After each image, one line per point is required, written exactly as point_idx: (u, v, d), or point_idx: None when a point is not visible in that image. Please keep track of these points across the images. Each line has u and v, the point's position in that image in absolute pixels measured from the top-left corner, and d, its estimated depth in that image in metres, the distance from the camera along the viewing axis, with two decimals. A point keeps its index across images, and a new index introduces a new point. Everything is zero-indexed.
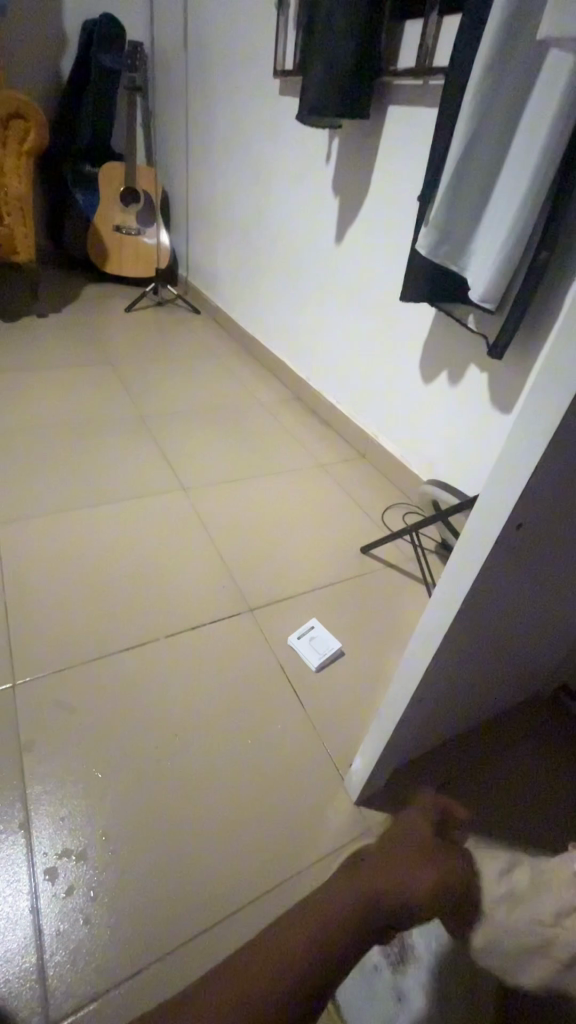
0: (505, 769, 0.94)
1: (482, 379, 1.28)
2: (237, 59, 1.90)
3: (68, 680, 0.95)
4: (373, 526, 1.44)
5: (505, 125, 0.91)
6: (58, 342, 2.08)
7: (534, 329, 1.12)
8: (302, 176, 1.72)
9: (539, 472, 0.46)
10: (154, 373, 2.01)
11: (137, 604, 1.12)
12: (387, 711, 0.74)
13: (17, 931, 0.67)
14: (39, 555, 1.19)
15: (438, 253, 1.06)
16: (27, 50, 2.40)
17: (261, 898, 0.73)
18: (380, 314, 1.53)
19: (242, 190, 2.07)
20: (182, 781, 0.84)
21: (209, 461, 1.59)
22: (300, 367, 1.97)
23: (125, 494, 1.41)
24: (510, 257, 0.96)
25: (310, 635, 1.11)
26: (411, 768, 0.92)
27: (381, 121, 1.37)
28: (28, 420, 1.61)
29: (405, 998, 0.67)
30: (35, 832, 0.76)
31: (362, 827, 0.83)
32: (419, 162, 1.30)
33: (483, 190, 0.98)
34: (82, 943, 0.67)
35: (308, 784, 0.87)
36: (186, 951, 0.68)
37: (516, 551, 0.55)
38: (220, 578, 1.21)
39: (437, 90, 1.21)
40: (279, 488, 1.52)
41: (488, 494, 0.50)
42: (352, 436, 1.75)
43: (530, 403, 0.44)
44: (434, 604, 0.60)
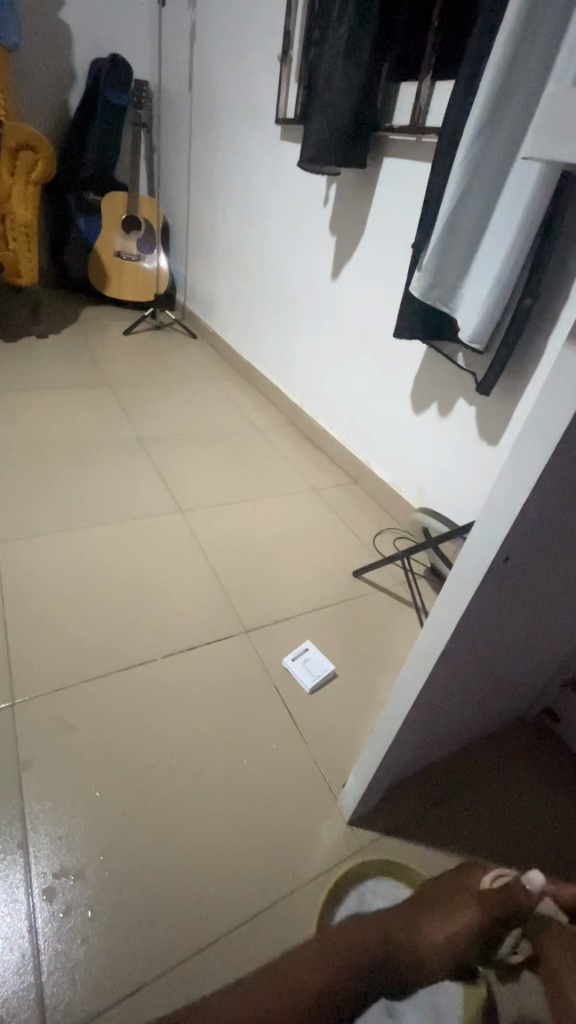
0: (490, 790, 0.97)
1: (470, 412, 1.34)
2: (240, 103, 2.00)
3: (67, 699, 0.97)
4: (365, 550, 1.49)
5: (493, 184, 0.99)
6: (58, 362, 2.12)
7: (519, 368, 1.19)
8: (301, 215, 1.81)
9: (525, 512, 0.51)
10: (152, 395, 2.05)
11: (135, 623, 1.14)
12: (380, 733, 0.77)
13: (14, 950, 0.67)
14: (37, 573, 1.21)
15: (430, 296, 1.13)
16: (36, 84, 2.49)
17: (255, 918, 0.75)
18: (374, 347, 1.60)
19: (242, 223, 2.15)
20: (180, 800, 0.86)
21: (206, 484, 1.63)
22: (294, 392, 2.04)
23: (123, 515, 1.43)
24: (497, 303, 1.04)
25: (304, 657, 1.13)
26: (401, 789, 0.94)
27: (377, 170, 1.47)
28: (29, 439, 1.64)
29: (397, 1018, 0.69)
30: (33, 851, 0.77)
31: (354, 847, 0.85)
32: (412, 209, 1.39)
33: (472, 240, 1.06)
34: (80, 962, 0.68)
35: (301, 802, 0.89)
36: (184, 970, 0.69)
37: (506, 582, 0.59)
38: (216, 599, 1.24)
39: (429, 145, 1.31)
40: (274, 511, 1.56)
41: (479, 527, 0.55)
42: (345, 462, 1.81)
43: (517, 451, 0.49)
44: (428, 629, 0.64)
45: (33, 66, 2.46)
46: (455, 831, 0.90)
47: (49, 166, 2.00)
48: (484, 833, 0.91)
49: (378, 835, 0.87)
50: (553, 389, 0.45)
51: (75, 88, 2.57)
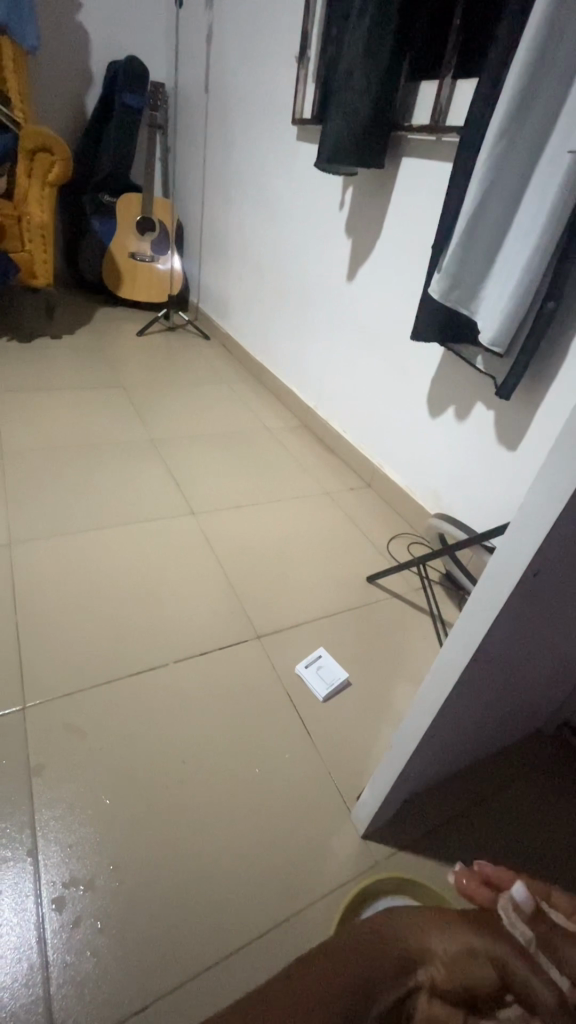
0: (511, 804, 0.95)
1: (489, 415, 1.32)
2: (257, 103, 1.98)
3: (78, 704, 0.96)
4: (379, 555, 1.47)
5: (517, 184, 0.97)
6: (72, 364, 2.13)
7: (540, 372, 1.17)
8: (316, 217, 1.79)
9: (555, 527, 0.49)
10: (165, 396, 2.05)
11: (146, 627, 1.13)
12: (397, 747, 0.75)
13: (22, 962, 0.66)
14: (49, 575, 1.20)
15: (449, 298, 1.10)
16: (53, 87, 2.51)
17: (267, 933, 0.73)
18: (389, 349, 1.58)
19: (257, 225, 2.14)
20: (189, 812, 0.84)
21: (219, 486, 1.62)
22: (308, 395, 2.02)
23: (136, 517, 1.43)
24: (519, 305, 1.01)
25: (317, 664, 1.12)
26: (416, 802, 0.92)
27: (395, 171, 1.45)
28: (42, 440, 1.64)
29: None
30: (43, 858, 0.76)
31: (368, 861, 0.83)
32: (431, 211, 1.37)
33: (495, 241, 1.03)
34: (89, 975, 0.67)
35: (314, 814, 0.87)
36: (196, 986, 0.68)
37: (533, 597, 0.57)
38: (228, 603, 1.23)
39: (450, 145, 1.29)
40: (286, 515, 1.55)
41: (507, 539, 0.53)
42: (359, 466, 1.79)
43: (549, 463, 0.48)
44: (452, 643, 0.62)
45: (51, 69, 2.48)
46: (475, 847, 0.88)
47: (66, 167, 1.98)
48: (505, 849, 0.88)
49: (393, 850, 0.85)
50: None
51: (92, 90, 2.58)
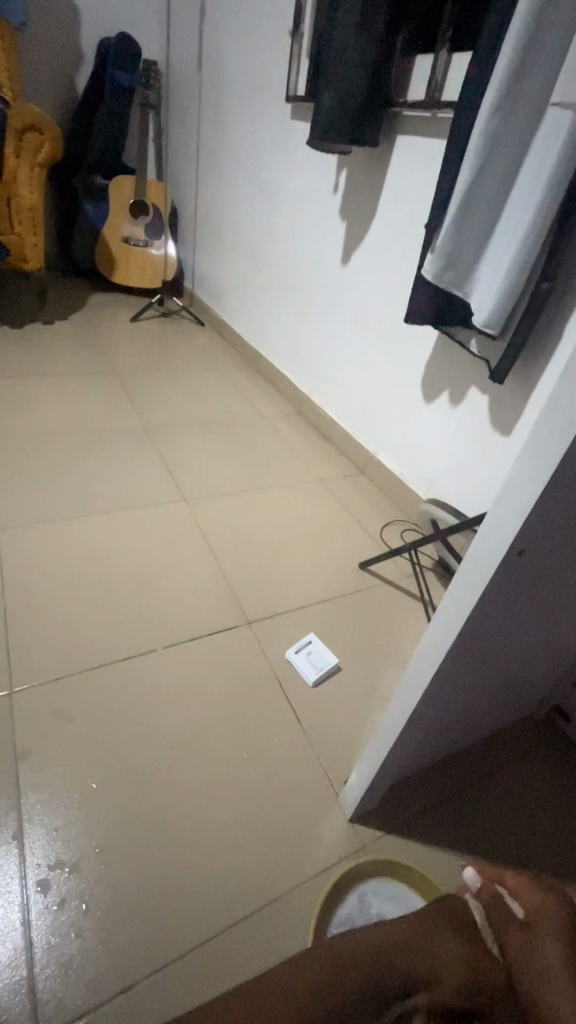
0: (500, 788, 0.95)
1: (483, 400, 1.30)
2: (250, 81, 1.94)
3: (66, 689, 0.95)
4: (372, 542, 1.46)
5: (511, 160, 0.94)
6: (63, 349, 2.10)
7: (535, 355, 1.15)
8: (310, 198, 1.76)
9: (539, 506, 0.48)
10: (157, 382, 2.03)
11: (135, 612, 1.12)
12: (384, 730, 0.75)
13: (7, 944, 0.66)
14: (38, 561, 1.19)
15: (442, 279, 1.08)
16: (42, 64, 2.45)
17: (254, 915, 0.73)
18: (384, 334, 1.56)
19: (251, 207, 2.10)
20: (176, 796, 0.84)
21: (211, 473, 1.60)
22: (302, 382, 2.00)
23: (126, 503, 1.41)
24: (513, 286, 0.99)
25: (307, 649, 1.11)
26: (405, 786, 0.92)
27: (390, 149, 1.42)
28: (32, 426, 1.62)
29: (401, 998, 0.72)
30: (28, 842, 0.75)
31: (355, 844, 0.83)
32: (426, 190, 1.34)
33: (488, 220, 1.01)
34: (73, 956, 0.67)
35: (301, 797, 0.87)
36: (182, 966, 0.68)
37: (518, 578, 0.57)
38: (219, 589, 1.22)
39: (445, 122, 1.25)
40: (278, 501, 1.54)
41: (492, 518, 0.52)
42: (352, 452, 1.78)
43: (533, 440, 0.46)
44: (437, 625, 0.61)
45: (40, 45, 2.41)
46: (462, 831, 0.88)
47: (56, 147, 1.96)
48: (494, 832, 0.89)
49: (380, 833, 0.85)
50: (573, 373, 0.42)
51: (83, 68, 2.52)
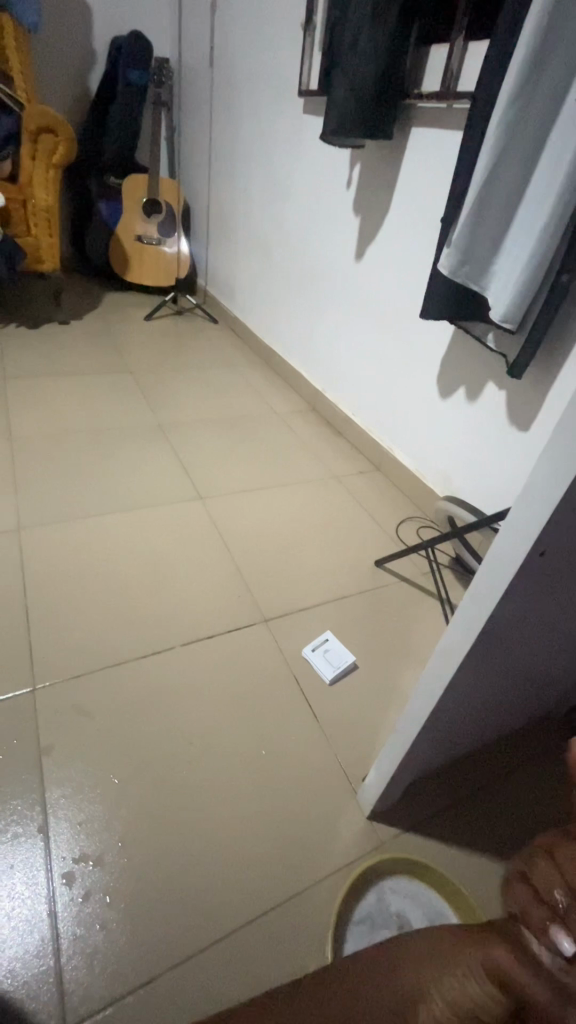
0: (520, 788, 0.95)
1: (500, 395, 1.28)
2: (262, 76, 1.93)
3: (87, 686, 0.97)
4: (387, 540, 1.45)
5: (529, 152, 0.93)
6: (78, 349, 2.12)
7: (554, 349, 1.13)
8: (323, 194, 1.75)
9: (561, 507, 0.47)
10: (171, 381, 2.03)
11: (153, 611, 1.13)
12: (402, 730, 0.75)
13: (34, 933, 0.68)
14: (56, 561, 1.21)
15: (459, 274, 1.07)
16: (55, 64, 2.46)
17: (274, 910, 0.74)
18: (398, 329, 1.55)
19: (264, 203, 2.10)
20: (194, 797, 0.85)
21: (226, 471, 1.61)
22: (316, 379, 2.00)
23: (143, 502, 1.43)
24: (532, 280, 0.98)
25: (324, 648, 1.11)
26: (423, 785, 0.92)
27: (404, 141, 1.40)
28: (50, 426, 1.64)
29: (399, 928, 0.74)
30: (53, 835, 0.77)
31: (373, 843, 0.83)
32: (441, 183, 1.32)
33: (507, 213, 1.00)
34: (98, 947, 0.68)
35: (320, 796, 0.88)
36: (205, 958, 0.69)
37: (538, 579, 0.56)
38: (235, 588, 1.23)
39: (461, 112, 1.23)
40: (293, 500, 1.53)
41: (512, 518, 0.51)
42: (367, 449, 1.77)
43: (555, 440, 0.46)
44: (457, 626, 0.61)
45: (53, 47, 2.43)
46: (482, 830, 0.88)
47: (71, 149, 1.97)
48: (513, 832, 0.88)
49: (400, 832, 0.85)
50: None
51: (95, 69, 2.54)
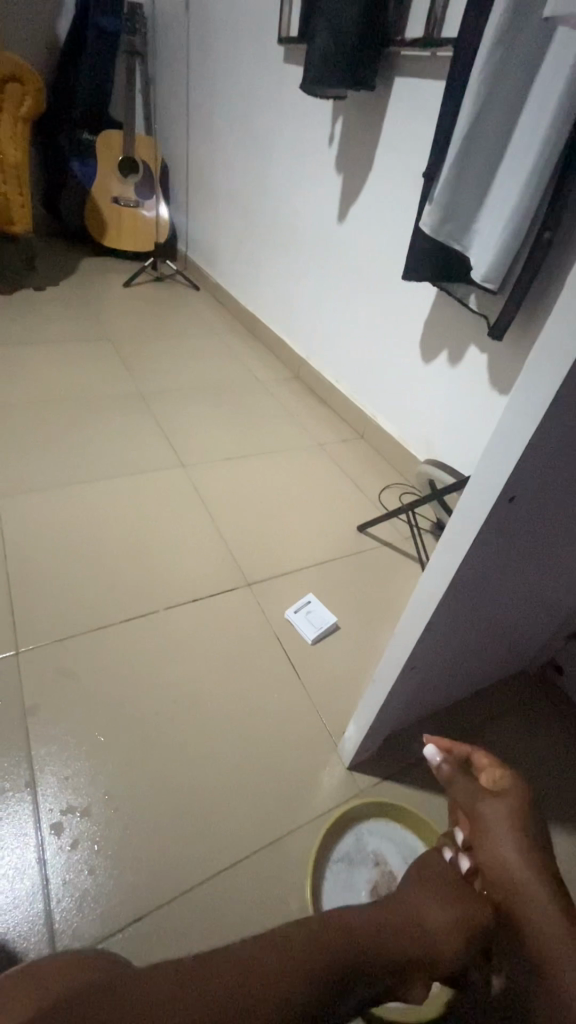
0: (494, 736, 0.99)
1: (482, 358, 1.28)
2: (240, 24, 1.84)
3: (71, 648, 0.98)
4: (370, 505, 1.47)
5: (513, 102, 0.90)
6: (54, 316, 2.05)
7: (534, 310, 1.13)
8: (304, 152, 1.70)
9: (529, 451, 0.49)
10: (152, 349, 1.98)
11: (136, 577, 1.14)
12: (379, 681, 0.77)
13: (24, 879, 0.71)
14: (37, 529, 1.20)
15: (441, 232, 1.05)
16: (20, 7, 2.31)
17: (258, 853, 0.78)
18: (381, 293, 1.53)
19: (244, 162, 2.02)
20: (179, 752, 0.87)
21: (208, 439, 1.60)
22: (300, 346, 1.97)
23: (124, 471, 1.41)
24: (513, 237, 0.96)
25: (306, 609, 1.13)
26: (401, 736, 0.95)
27: (387, 92, 1.35)
28: (27, 395, 1.60)
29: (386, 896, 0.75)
30: (40, 790, 0.79)
31: (353, 791, 0.86)
32: (423, 139, 1.29)
33: (489, 166, 0.97)
34: (87, 891, 0.71)
35: (302, 749, 0.91)
36: (191, 897, 0.72)
37: (508, 526, 0.58)
38: (218, 554, 1.23)
39: (445, 61, 1.19)
40: (276, 468, 1.53)
41: (484, 465, 0.53)
42: (351, 417, 1.76)
43: (525, 384, 0.47)
44: (430, 575, 0.62)
45: None
46: None
47: (39, 100, 1.87)
48: None
49: (378, 780, 0.89)
50: (566, 316, 0.42)
51: (64, 13, 2.39)
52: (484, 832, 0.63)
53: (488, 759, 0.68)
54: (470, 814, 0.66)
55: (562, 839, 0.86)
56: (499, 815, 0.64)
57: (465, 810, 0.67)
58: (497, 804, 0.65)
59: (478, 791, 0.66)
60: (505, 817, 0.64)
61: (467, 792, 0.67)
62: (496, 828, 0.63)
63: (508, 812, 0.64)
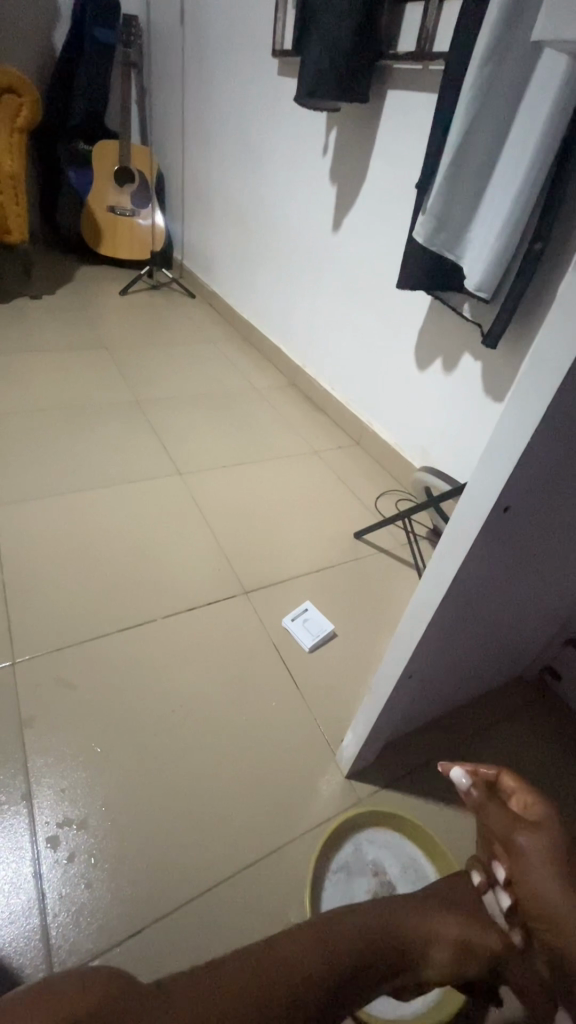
0: (492, 744, 0.99)
1: (476, 366, 1.29)
2: (235, 37, 1.86)
3: (68, 658, 0.97)
4: (366, 512, 1.47)
5: (504, 115, 0.91)
6: (51, 325, 2.06)
7: (527, 319, 1.14)
8: (299, 163, 1.72)
9: (523, 461, 0.49)
10: (148, 357, 1.99)
11: (133, 585, 1.14)
12: (377, 690, 0.77)
13: (20, 894, 0.70)
14: (33, 538, 1.19)
15: (434, 242, 1.06)
16: (16, 18, 2.33)
17: (256, 864, 0.77)
18: (376, 301, 1.54)
19: (239, 172, 2.04)
20: (176, 763, 0.86)
21: (205, 446, 1.60)
22: (296, 354, 1.98)
23: (121, 479, 1.41)
24: (506, 246, 0.98)
25: (304, 617, 1.13)
26: (399, 744, 0.95)
27: (381, 106, 1.37)
28: (24, 403, 1.60)
29: None
30: (37, 803, 0.78)
31: (352, 800, 0.86)
32: (416, 151, 1.30)
33: (481, 177, 0.98)
34: (84, 905, 0.70)
35: (300, 758, 0.90)
36: (189, 911, 0.72)
37: (504, 534, 0.58)
38: (215, 562, 1.23)
39: (436, 75, 1.21)
40: (273, 475, 1.53)
41: (478, 474, 0.53)
42: (347, 424, 1.77)
43: (518, 396, 0.48)
44: (427, 585, 0.63)
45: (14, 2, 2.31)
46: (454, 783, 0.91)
47: (35, 111, 1.88)
48: None
49: (376, 789, 0.88)
50: (559, 330, 0.43)
51: (60, 25, 2.41)
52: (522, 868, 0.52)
53: (517, 783, 0.58)
54: (504, 843, 0.55)
55: None
56: (537, 847, 0.53)
57: (500, 840, 0.55)
58: (533, 834, 0.53)
59: (512, 819, 0.55)
60: (544, 852, 0.52)
61: (500, 819, 0.55)
62: (536, 862, 0.52)
63: (552, 848, 0.52)
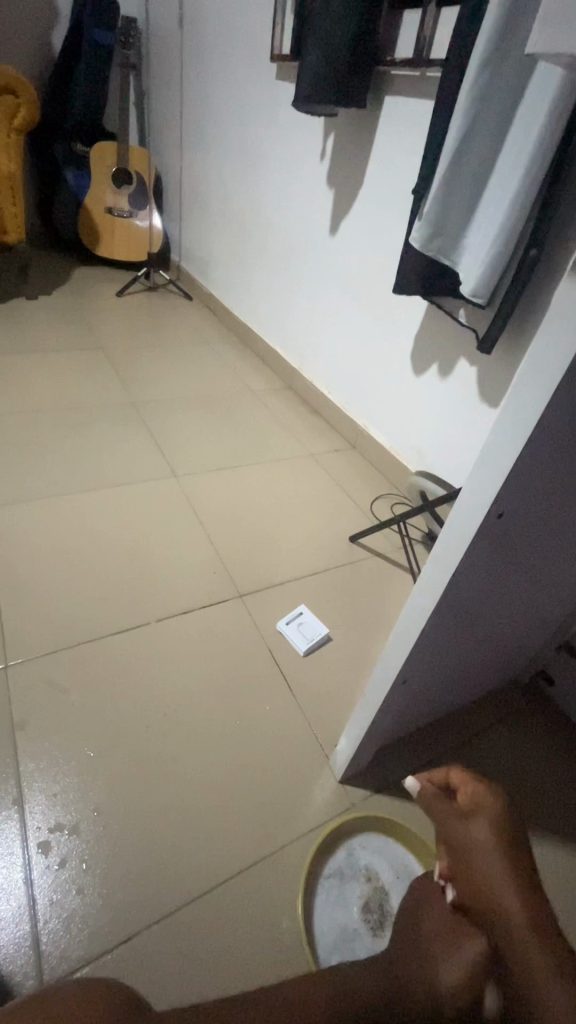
0: (485, 749, 0.99)
1: (472, 371, 1.30)
2: (234, 41, 1.86)
3: (61, 662, 0.97)
4: (362, 516, 1.47)
5: (499, 123, 0.92)
6: (47, 325, 2.05)
7: (522, 325, 1.15)
8: (296, 167, 1.72)
9: (516, 468, 0.50)
10: (144, 359, 1.99)
11: (127, 588, 1.13)
12: (371, 694, 0.77)
13: (11, 900, 0.69)
14: (27, 541, 1.19)
15: (431, 247, 1.07)
16: (14, 19, 2.32)
17: (249, 869, 0.77)
18: (372, 306, 1.55)
19: (237, 174, 2.05)
20: (169, 768, 0.86)
21: (201, 449, 1.60)
22: (292, 356, 1.98)
23: (116, 481, 1.41)
24: (501, 253, 0.98)
25: (298, 621, 1.13)
26: (392, 749, 0.95)
27: (378, 112, 1.37)
28: (18, 404, 1.60)
29: (384, 924, 0.75)
30: (28, 808, 0.78)
31: (345, 805, 0.86)
32: (413, 157, 1.31)
33: (476, 185, 0.99)
34: (75, 912, 0.70)
35: (294, 763, 0.90)
36: (181, 917, 0.71)
37: (497, 540, 0.59)
38: (210, 565, 1.23)
39: (434, 82, 1.22)
40: (268, 478, 1.53)
41: (472, 481, 0.54)
42: (342, 427, 1.78)
43: (511, 403, 0.48)
44: (421, 589, 0.63)
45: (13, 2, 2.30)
46: None
47: (32, 112, 1.87)
48: None
49: (370, 794, 0.88)
50: (552, 341, 0.43)
51: (58, 26, 2.41)
52: (469, 854, 0.58)
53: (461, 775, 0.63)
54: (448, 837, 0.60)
55: (554, 856, 0.85)
56: (481, 836, 0.58)
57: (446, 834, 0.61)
58: (475, 824, 0.58)
59: (456, 812, 0.61)
60: (483, 838, 0.57)
61: (444, 814, 0.61)
62: (479, 850, 0.57)
63: (491, 828, 0.58)
